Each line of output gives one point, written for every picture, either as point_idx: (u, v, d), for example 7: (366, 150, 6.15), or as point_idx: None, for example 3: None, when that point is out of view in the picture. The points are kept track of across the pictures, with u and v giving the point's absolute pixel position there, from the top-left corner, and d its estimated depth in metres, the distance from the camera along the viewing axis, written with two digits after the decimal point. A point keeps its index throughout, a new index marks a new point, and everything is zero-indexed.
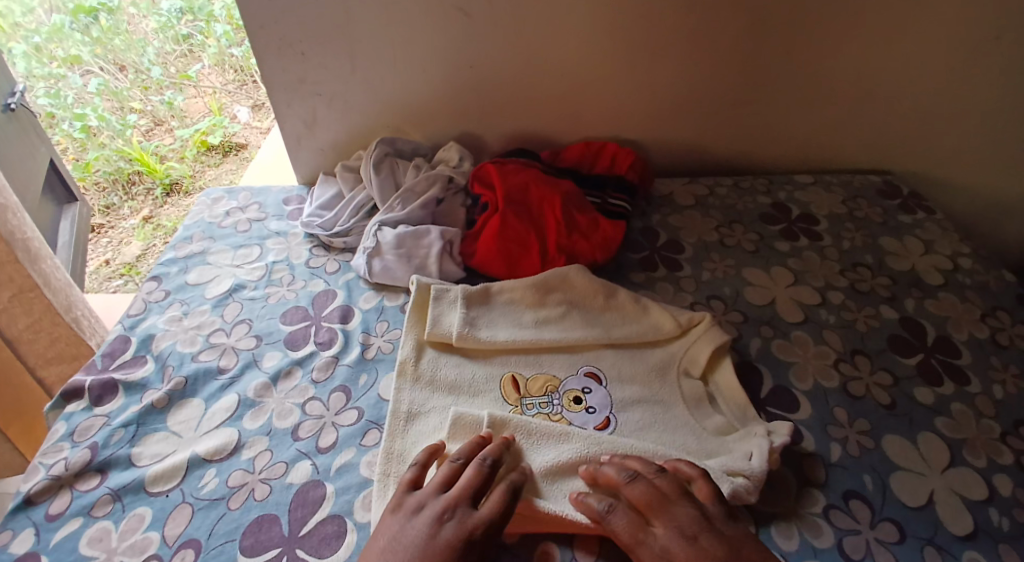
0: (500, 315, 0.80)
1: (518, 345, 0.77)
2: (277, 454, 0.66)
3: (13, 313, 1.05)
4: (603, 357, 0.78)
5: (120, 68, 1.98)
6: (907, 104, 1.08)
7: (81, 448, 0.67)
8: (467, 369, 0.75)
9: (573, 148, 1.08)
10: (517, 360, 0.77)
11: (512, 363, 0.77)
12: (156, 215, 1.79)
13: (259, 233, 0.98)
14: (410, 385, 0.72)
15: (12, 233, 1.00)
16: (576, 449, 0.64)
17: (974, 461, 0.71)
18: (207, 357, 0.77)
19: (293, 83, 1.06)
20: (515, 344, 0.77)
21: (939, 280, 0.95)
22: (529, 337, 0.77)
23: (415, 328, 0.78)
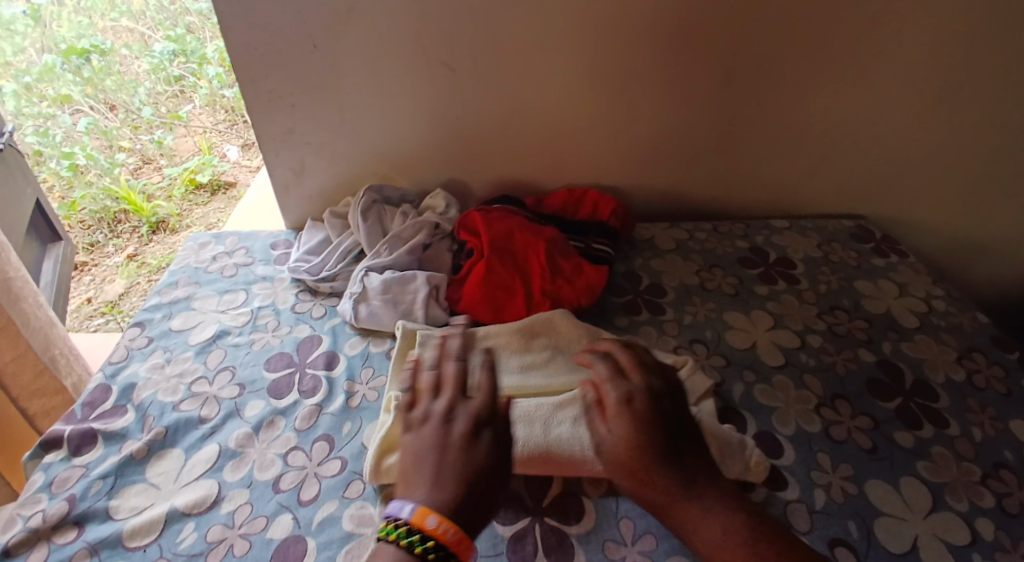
0: None
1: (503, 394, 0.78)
2: (258, 508, 0.65)
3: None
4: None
5: (111, 108, 2.01)
6: (876, 153, 1.13)
7: (59, 500, 0.65)
8: None
9: (557, 195, 1.11)
10: None
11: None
12: (141, 254, 1.78)
13: (245, 278, 0.98)
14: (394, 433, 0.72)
15: None
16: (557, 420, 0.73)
17: (956, 505, 0.72)
18: (189, 407, 0.76)
19: (281, 132, 1.08)
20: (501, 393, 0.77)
21: (914, 322, 0.98)
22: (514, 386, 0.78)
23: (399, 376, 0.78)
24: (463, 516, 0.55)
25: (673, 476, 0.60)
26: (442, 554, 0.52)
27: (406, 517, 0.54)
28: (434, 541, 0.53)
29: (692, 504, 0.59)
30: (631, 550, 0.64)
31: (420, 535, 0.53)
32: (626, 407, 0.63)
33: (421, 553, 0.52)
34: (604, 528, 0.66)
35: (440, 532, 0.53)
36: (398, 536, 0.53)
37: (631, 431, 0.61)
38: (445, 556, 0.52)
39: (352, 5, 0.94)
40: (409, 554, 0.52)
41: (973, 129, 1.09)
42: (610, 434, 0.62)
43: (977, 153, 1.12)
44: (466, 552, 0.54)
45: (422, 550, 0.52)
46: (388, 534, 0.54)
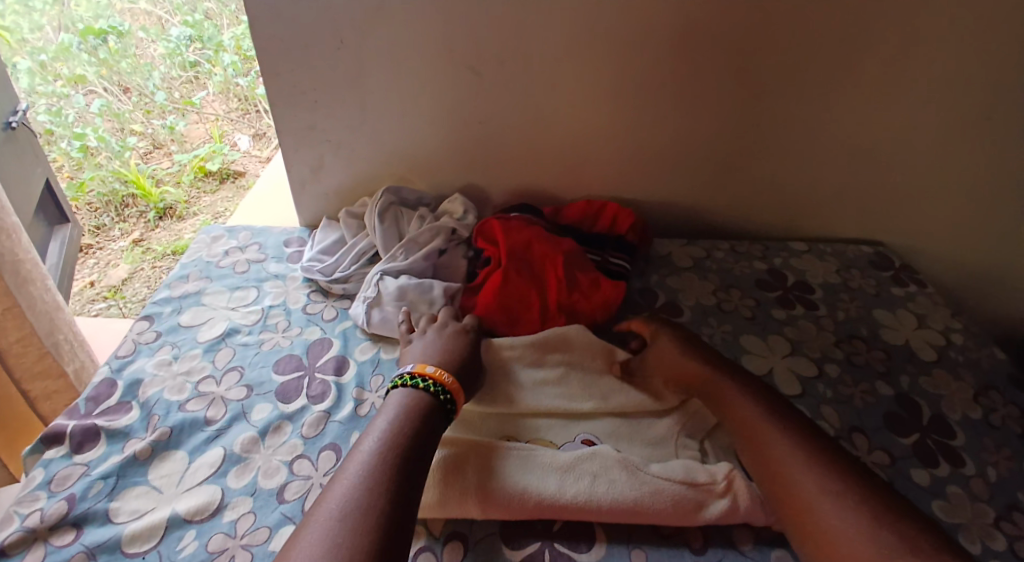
0: (497, 374, 0.79)
1: (514, 410, 0.76)
2: (260, 518, 0.63)
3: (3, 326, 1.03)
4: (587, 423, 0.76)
5: (124, 90, 1.99)
6: (901, 181, 1.11)
7: (59, 499, 0.64)
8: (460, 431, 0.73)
9: (575, 206, 1.09)
10: (513, 424, 0.76)
11: (505, 426, 0.75)
12: (146, 239, 1.76)
13: (257, 276, 0.96)
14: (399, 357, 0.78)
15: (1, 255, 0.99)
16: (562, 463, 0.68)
17: (969, 547, 0.70)
18: (195, 407, 0.74)
19: (301, 129, 1.07)
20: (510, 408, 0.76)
21: (933, 355, 0.96)
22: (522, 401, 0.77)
23: None
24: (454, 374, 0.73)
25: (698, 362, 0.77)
26: (440, 392, 0.69)
27: (409, 371, 0.70)
28: (433, 380, 0.69)
29: (736, 391, 0.72)
30: None
31: (422, 377, 0.69)
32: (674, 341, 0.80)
33: (425, 388, 0.68)
34: (616, 559, 0.64)
35: (436, 375, 0.70)
36: (405, 381, 0.69)
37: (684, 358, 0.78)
38: (442, 391, 0.69)
39: (380, 6, 0.93)
40: (414, 389, 0.68)
41: (1001, 162, 1.07)
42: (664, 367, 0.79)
43: (1003, 185, 1.10)
44: (459, 392, 0.70)
45: (424, 386, 0.68)
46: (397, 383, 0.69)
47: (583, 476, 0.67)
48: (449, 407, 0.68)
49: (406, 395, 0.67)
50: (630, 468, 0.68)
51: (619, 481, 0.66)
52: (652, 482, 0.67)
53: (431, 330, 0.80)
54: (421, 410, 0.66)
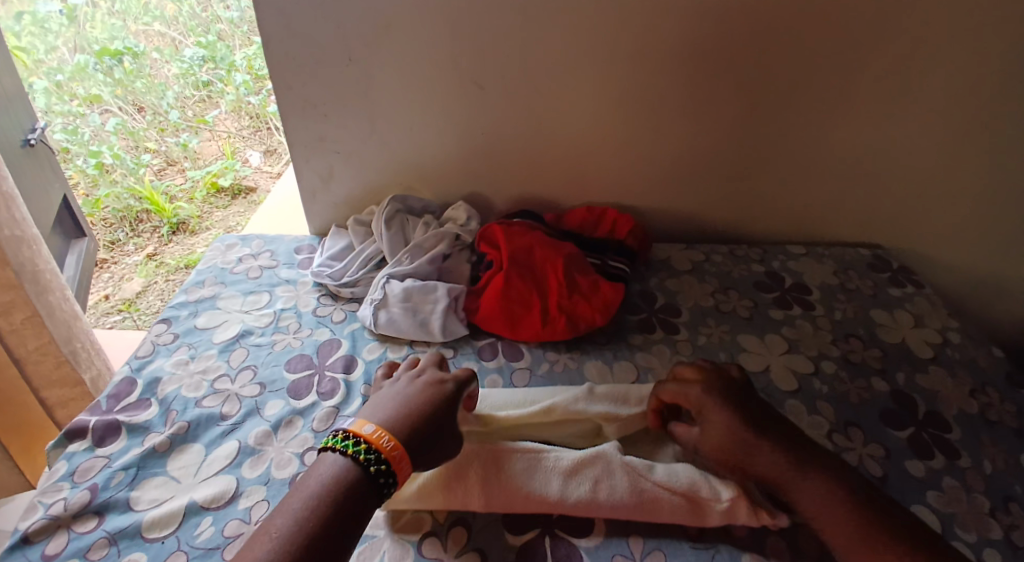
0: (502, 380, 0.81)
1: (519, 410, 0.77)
2: (275, 505, 0.66)
3: (22, 335, 1.07)
4: (608, 429, 0.75)
5: (139, 109, 2.06)
6: (897, 186, 1.14)
7: (81, 489, 0.67)
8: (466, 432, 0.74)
9: (576, 213, 1.12)
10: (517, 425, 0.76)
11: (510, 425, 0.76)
12: (160, 253, 1.82)
13: (269, 281, 1.00)
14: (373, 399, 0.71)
15: (22, 264, 1.03)
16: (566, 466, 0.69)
17: (965, 536, 0.71)
18: (211, 403, 0.78)
19: (312, 141, 1.11)
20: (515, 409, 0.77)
21: (930, 353, 0.97)
22: (540, 408, 0.76)
23: None
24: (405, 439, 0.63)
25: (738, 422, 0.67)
26: (378, 464, 0.59)
27: (345, 428, 0.62)
28: (368, 445, 0.60)
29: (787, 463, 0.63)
30: None
31: (358, 441, 0.60)
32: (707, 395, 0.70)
33: (358, 457, 0.59)
34: (614, 544, 0.66)
35: (373, 437, 0.61)
36: (338, 443, 0.60)
37: (728, 416, 0.68)
38: (377, 462, 0.59)
39: (388, 23, 0.97)
40: (348, 457, 0.59)
41: (997, 166, 1.09)
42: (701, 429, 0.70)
43: (1000, 189, 1.11)
44: (400, 461, 0.61)
45: (358, 453, 0.59)
46: (330, 443, 0.61)
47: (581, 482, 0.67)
48: (385, 482, 0.59)
49: (340, 463, 0.59)
50: (632, 469, 0.68)
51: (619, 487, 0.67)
52: (654, 492, 0.67)
53: (404, 379, 0.72)
54: (350, 481, 0.57)
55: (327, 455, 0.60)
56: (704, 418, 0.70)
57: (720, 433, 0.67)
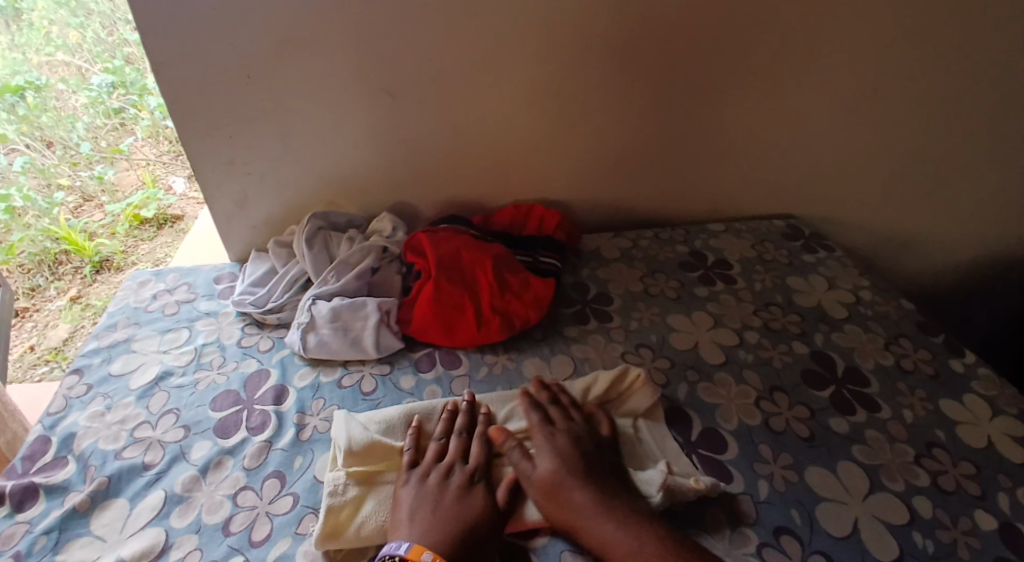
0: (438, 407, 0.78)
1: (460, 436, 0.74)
2: (208, 552, 0.63)
3: None
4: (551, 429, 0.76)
5: (48, 145, 1.75)
6: (805, 156, 1.19)
7: (4, 559, 0.63)
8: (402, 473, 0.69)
9: (502, 214, 1.13)
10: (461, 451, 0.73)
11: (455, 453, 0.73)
12: (84, 295, 1.63)
13: (188, 315, 0.96)
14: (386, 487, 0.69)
15: None
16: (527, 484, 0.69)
17: (892, 486, 0.75)
18: (131, 454, 0.74)
19: (222, 164, 1.06)
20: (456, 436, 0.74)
21: (844, 313, 1.03)
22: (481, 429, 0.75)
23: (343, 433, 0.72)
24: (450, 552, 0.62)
25: (571, 468, 0.68)
26: None
27: (400, 555, 0.60)
28: None
29: (603, 518, 0.64)
30: (589, 559, 0.64)
31: None
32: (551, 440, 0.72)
33: None
34: (561, 539, 0.66)
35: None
36: None
37: (556, 466, 0.69)
38: None
39: (289, 38, 0.94)
40: None
41: (893, 130, 1.16)
42: (536, 470, 0.69)
43: (894, 154, 1.19)
44: None
45: None
46: None
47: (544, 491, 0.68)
48: None
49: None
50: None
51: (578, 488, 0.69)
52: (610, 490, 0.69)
53: (436, 476, 0.69)
54: None
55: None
56: (533, 462, 0.70)
57: (544, 485, 0.67)
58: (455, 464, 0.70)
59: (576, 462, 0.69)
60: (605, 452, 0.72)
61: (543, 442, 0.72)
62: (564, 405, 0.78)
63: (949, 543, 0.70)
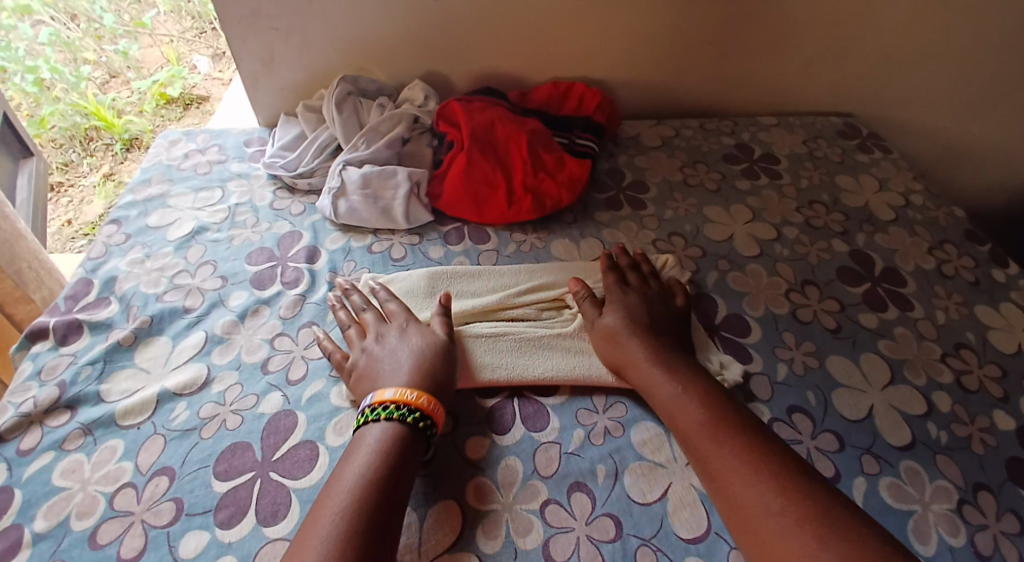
0: (460, 282, 0.79)
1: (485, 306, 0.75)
2: (248, 387, 0.67)
3: None
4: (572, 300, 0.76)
5: (73, 18, 1.69)
6: (872, 45, 1.09)
7: (50, 386, 0.67)
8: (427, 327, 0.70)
9: (541, 89, 1.07)
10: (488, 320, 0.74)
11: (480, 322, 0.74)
12: (118, 172, 1.56)
13: (220, 176, 0.96)
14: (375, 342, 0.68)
15: None
16: (553, 357, 0.70)
17: (915, 380, 0.75)
18: (173, 298, 0.77)
19: (246, 17, 1.00)
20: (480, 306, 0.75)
21: (891, 215, 0.98)
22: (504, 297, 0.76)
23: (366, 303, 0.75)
24: (431, 389, 0.63)
25: (633, 319, 0.70)
26: (415, 416, 0.59)
27: (368, 402, 0.60)
28: (403, 405, 0.59)
29: (659, 368, 0.65)
30: (605, 417, 0.67)
31: (391, 406, 0.59)
32: (623, 297, 0.74)
33: (399, 419, 0.59)
34: (579, 398, 0.69)
35: (399, 397, 0.60)
36: (375, 415, 0.59)
37: (624, 317, 0.71)
38: (418, 415, 0.59)
39: None
40: (390, 424, 0.59)
41: (976, 19, 1.04)
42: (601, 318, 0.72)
43: (974, 49, 1.08)
44: (435, 409, 0.61)
45: (397, 416, 0.59)
46: (367, 420, 0.59)
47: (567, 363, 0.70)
48: (430, 431, 0.60)
49: (382, 432, 0.58)
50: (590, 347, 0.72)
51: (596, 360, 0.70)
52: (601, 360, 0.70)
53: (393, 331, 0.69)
54: (401, 444, 0.58)
55: (368, 429, 0.59)
56: (602, 311, 0.73)
57: (606, 331, 0.70)
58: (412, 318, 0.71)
59: (638, 316, 0.71)
60: (671, 315, 0.74)
61: (616, 296, 0.74)
62: (644, 274, 0.79)
63: (966, 437, 0.70)
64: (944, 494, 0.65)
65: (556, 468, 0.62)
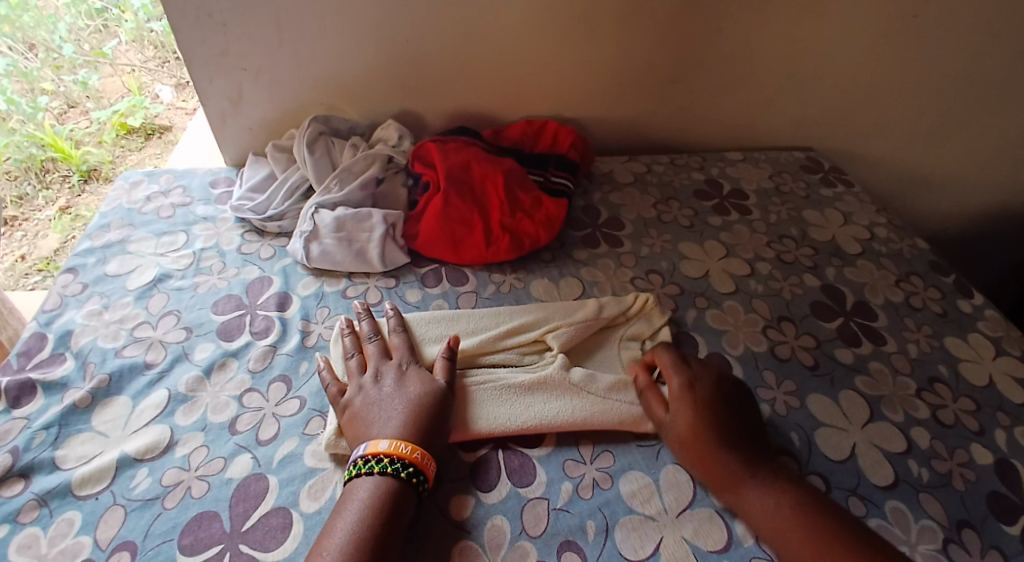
0: (439, 324, 0.76)
1: (468, 350, 0.73)
2: (214, 449, 0.63)
3: None
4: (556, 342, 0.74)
5: (29, 47, 1.56)
6: (831, 83, 1.13)
7: (0, 453, 0.62)
8: (407, 371, 0.67)
9: (513, 127, 1.07)
10: (472, 366, 0.72)
11: (464, 369, 0.72)
12: (73, 205, 1.49)
13: (185, 219, 0.92)
14: (356, 395, 0.65)
15: None
16: (538, 402, 0.68)
17: (893, 417, 0.76)
18: (133, 352, 0.73)
19: (213, 56, 0.98)
20: (464, 350, 0.73)
21: (858, 249, 1.01)
22: (487, 340, 0.74)
23: (341, 350, 0.72)
24: (421, 438, 0.61)
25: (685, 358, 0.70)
26: (404, 469, 0.57)
27: (361, 453, 0.58)
28: (390, 458, 0.57)
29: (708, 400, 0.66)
30: (589, 468, 0.65)
31: (376, 459, 0.57)
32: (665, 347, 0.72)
33: (388, 471, 0.57)
34: (564, 450, 0.67)
35: (392, 450, 0.58)
36: (363, 468, 0.57)
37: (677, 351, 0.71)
38: (406, 468, 0.57)
39: None
40: (379, 477, 0.57)
41: (926, 59, 1.10)
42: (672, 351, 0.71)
43: (924, 87, 1.14)
44: (424, 461, 0.59)
45: (384, 468, 0.57)
46: (355, 472, 0.57)
47: (553, 410, 0.68)
48: (420, 485, 0.58)
49: (371, 488, 0.56)
50: (575, 387, 0.70)
51: (582, 404, 0.68)
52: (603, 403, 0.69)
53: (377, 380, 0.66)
54: (390, 500, 0.56)
55: (357, 483, 0.57)
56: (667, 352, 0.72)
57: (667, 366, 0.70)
58: (396, 363, 0.68)
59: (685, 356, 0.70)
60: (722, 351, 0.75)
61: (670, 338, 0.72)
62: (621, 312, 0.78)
63: (945, 473, 0.71)
64: (929, 533, 0.65)
65: (544, 526, 0.60)
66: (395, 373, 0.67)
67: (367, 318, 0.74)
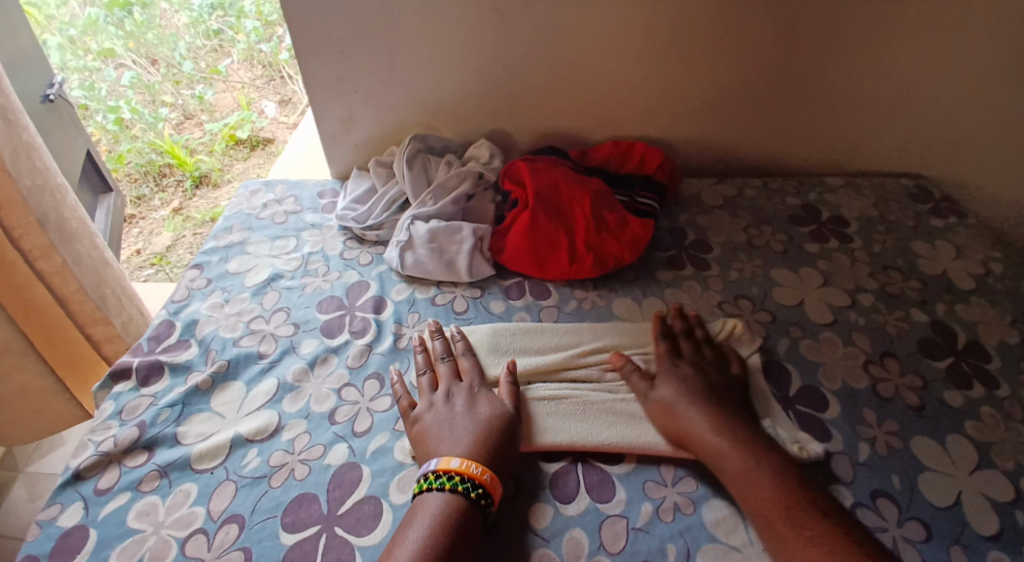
0: (517, 339, 0.78)
1: (543, 368, 0.75)
2: (315, 436, 0.68)
3: None
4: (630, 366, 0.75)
5: (153, 62, 1.81)
6: (941, 111, 1.07)
7: (130, 426, 0.70)
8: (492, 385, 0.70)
9: (601, 147, 1.09)
10: (545, 383, 0.74)
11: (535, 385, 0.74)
12: (186, 207, 1.64)
13: (296, 225, 1.00)
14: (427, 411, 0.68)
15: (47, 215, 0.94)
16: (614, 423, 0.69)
17: (1004, 465, 0.70)
18: (248, 343, 0.80)
19: (330, 80, 1.07)
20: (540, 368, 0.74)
21: (971, 285, 0.94)
22: (561, 359, 0.75)
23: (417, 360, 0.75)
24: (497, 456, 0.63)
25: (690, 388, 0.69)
26: (472, 487, 0.59)
27: (432, 468, 0.61)
28: (460, 476, 0.60)
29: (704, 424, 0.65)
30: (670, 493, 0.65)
31: (447, 475, 0.60)
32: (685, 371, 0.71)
33: (457, 488, 0.59)
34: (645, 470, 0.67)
35: (463, 469, 0.60)
36: (433, 483, 0.60)
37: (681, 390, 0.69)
38: (474, 488, 0.59)
39: None
40: (449, 493, 0.59)
41: None
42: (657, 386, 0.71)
43: None
44: (492, 482, 0.61)
45: (454, 485, 0.59)
46: (424, 486, 0.60)
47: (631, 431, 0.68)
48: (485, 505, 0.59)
49: (440, 503, 0.58)
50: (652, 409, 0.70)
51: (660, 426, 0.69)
52: None
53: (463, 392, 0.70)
54: (458, 517, 0.58)
55: (427, 497, 0.59)
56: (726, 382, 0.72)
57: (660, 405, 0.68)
58: (470, 381, 0.71)
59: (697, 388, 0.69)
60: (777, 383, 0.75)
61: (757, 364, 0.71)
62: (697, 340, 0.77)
63: None
64: None
65: (624, 544, 0.61)
66: (465, 395, 0.69)
67: (439, 335, 0.77)
